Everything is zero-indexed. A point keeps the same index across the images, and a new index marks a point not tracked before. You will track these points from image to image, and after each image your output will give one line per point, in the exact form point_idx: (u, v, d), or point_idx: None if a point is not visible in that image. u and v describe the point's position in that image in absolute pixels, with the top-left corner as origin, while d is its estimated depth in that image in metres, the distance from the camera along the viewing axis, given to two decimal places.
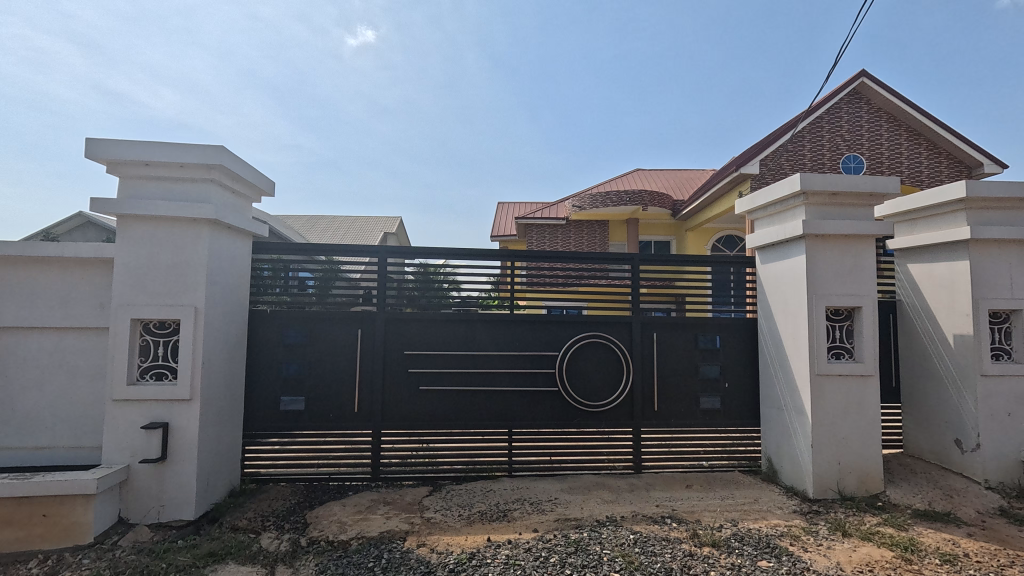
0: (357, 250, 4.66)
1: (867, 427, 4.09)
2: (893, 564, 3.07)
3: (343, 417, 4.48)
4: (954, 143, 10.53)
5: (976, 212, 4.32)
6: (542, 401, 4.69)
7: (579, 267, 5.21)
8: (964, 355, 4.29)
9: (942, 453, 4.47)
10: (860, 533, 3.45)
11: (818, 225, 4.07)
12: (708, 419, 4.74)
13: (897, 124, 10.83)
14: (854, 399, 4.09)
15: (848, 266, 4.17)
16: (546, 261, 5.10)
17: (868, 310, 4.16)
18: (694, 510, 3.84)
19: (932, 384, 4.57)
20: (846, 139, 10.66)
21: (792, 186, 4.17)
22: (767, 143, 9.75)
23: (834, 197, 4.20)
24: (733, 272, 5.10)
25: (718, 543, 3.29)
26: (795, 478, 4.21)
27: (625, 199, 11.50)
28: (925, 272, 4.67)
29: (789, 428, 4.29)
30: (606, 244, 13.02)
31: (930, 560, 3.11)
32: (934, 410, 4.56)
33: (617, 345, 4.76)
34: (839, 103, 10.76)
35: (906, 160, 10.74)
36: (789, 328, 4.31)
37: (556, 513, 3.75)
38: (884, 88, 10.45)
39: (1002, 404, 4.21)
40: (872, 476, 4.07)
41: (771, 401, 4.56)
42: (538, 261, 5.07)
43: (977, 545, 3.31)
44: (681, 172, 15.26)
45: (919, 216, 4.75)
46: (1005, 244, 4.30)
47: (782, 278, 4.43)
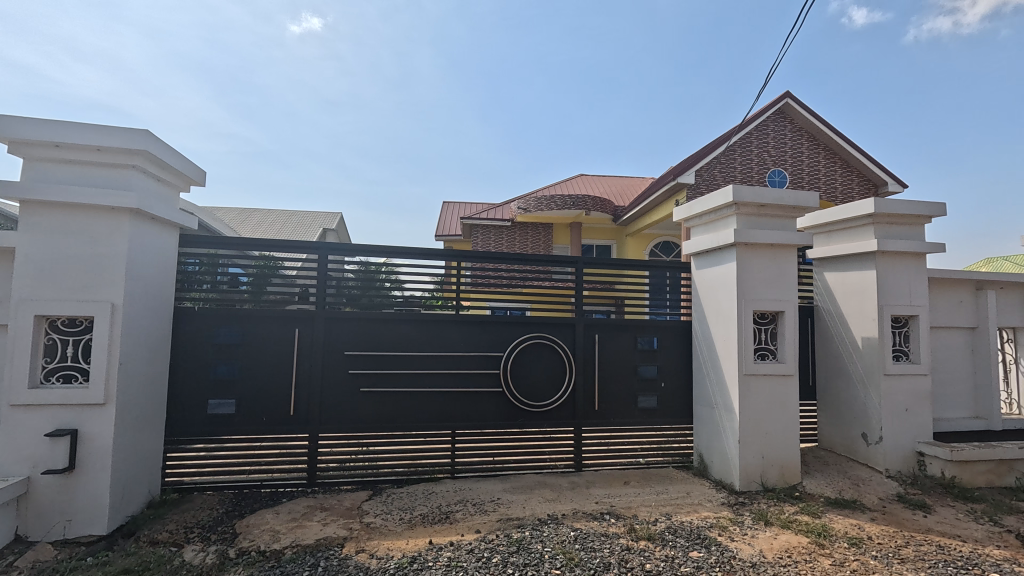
0: (295, 246, 4.45)
1: (788, 423, 4.41)
2: (808, 549, 3.33)
3: (278, 420, 4.28)
4: (864, 162, 11.55)
5: (883, 227, 4.76)
6: (486, 402, 4.69)
7: (523, 268, 5.24)
8: (870, 355, 4.72)
9: (851, 446, 4.89)
10: (780, 521, 3.72)
11: (748, 234, 4.35)
12: (645, 417, 4.93)
13: (817, 143, 11.74)
14: (777, 397, 4.39)
15: (773, 272, 4.47)
16: (492, 262, 5.10)
17: (790, 314, 4.47)
18: (632, 506, 3.98)
19: (844, 383, 4.99)
20: (772, 155, 11.43)
21: (726, 197, 4.43)
22: (704, 154, 10.31)
23: (762, 208, 4.49)
24: (669, 276, 5.29)
25: (653, 537, 3.43)
26: (722, 471, 4.48)
27: (569, 202, 11.65)
28: (838, 280, 5.09)
29: (719, 424, 4.54)
30: (550, 247, 13.24)
31: (840, 543, 3.40)
32: (844, 407, 4.98)
33: (560, 346, 4.84)
34: (767, 121, 11.50)
35: (823, 176, 11.67)
36: (721, 330, 4.55)
37: (498, 513, 3.76)
38: (806, 110, 11.29)
39: (902, 401, 4.66)
40: (791, 468, 4.39)
41: (702, 399, 4.81)
42: (484, 262, 5.06)
43: (879, 529, 3.66)
44: (622, 179, 15.78)
45: (834, 229, 5.16)
46: (905, 256, 4.77)
47: (714, 283, 4.68)
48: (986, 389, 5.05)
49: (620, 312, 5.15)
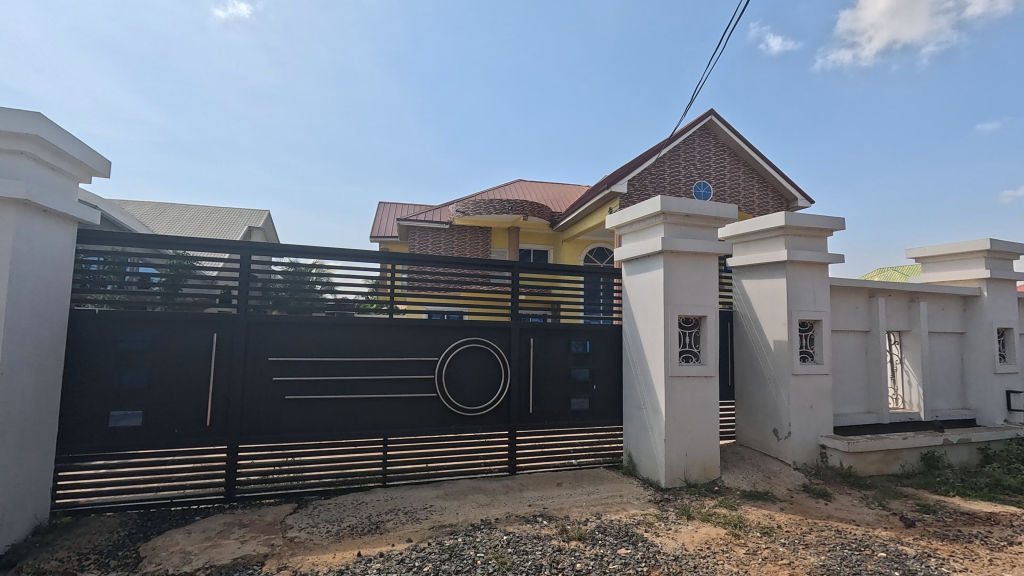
0: (214, 244, 4.16)
1: (708, 422, 4.67)
2: (725, 540, 3.54)
3: (191, 432, 3.97)
4: (777, 178, 12.51)
5: (792, 239, 5.18)
6: (420, 407, 4.61)
7: (460, 272, 5.21)
8: (781, 357, 5.10)
9: (764, 442, 5.25)
10: (701, 515, 3.93)
11: (674, 242, 4.58)
12: (578, 419, 5.04)
13: (737, 159, 12.58)
14: (699, 397, 4.65)
15: (697, 279, 4.73)
16: (428, 265, 5.03)
17: (711, 319, 4.75)
18: (563, 507, 4.06)
19: (758, 383, 5.36)
20: (698, 168, 12.13)
21: (654, 207, 4.65)
22: (636, 165, 10.77)
23: (687, 219, 4.75)
24: (603, 281, 5.46)
25: (583, 537, 3.51)
26: (649, 470, 4.67)
27: (507, 207, 11.73)
28: (754, 287, 5.47)
29: (646, 424, 4.74)
30: (488, 250, 13.27)
31: (753, 533, 3.65)
32: (758, 405, 5.35)
33: (495, 350, 4.85)
34: (693, 136, 12.17)
35: (742, 190, 12.52)
36: (649, 334, 4.75)
37: (430, 521, 3.71)
38: (727, 128, 12.05)
39: (807, 398, 5.08)
40: (711, 464, 4.66)
41: (632, 400, 4.99)
42: (420, 266, 4.98)
43: (787, 517, 3.96)
44: (559, 186, 16.11)
45: (750, 239, 5.55)
46: (811, 266, 5.21)
47: (643, 289, 4.89)
48: (877, 386, 5.60)
49: (555, 316, 5.24)
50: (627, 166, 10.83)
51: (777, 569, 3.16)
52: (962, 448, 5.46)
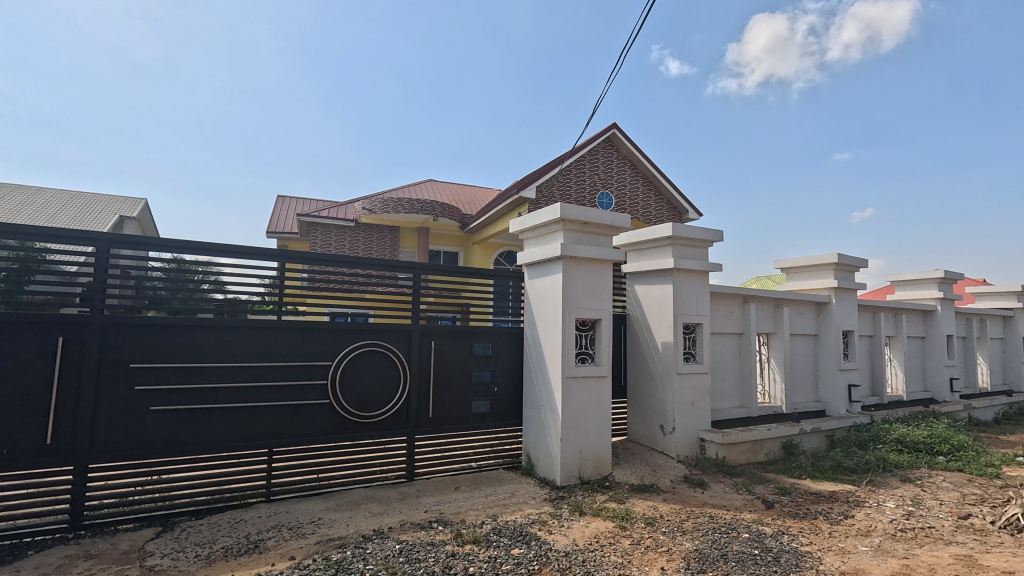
0: (64, 234, 3.63)
1: (601, 420, 4.90)
2: (612, 533, 3.73)
3: (26, 452, 3.42)
4: (672, 191, 13.50)
5: (678, 248, 5.60)
6: (311, 415, 4.35)
7: (369, 271, 5.00)
8: (667, 358, 5.49)
9: (652, 437, 5.62)
10: (592, 510, 4.11)
11: (572, 248, 4.75)
12: (478, 421, 5.05)
13: (636, 172, 13.39)
14: (593, 397, 4.86)
15: (593, 284, 4.95)
16: (332, 265, 4.76)
17: (605, 322, 4.99)
18: (460, 511, 4.03)
19: (648, 382, 5.73)
20: (601, 178, 12.74)
21: (554, 213, 4.80)
22: (544, 172, 11.07)
23: (585, 226, 4.95)
24: (512, 284, 5.51)
25: (478, 540, 3.51)
26: (546, 469, 4.79)
27: (416, 207, 11.50)
28: (645, 292, 5.84)
29: (544, 424, 4.86)
30: (396, 251, 12.90)
31: (638, 524, 3.88)
32: (647, 402, 5.71)
33: (394, 354, 4.72)
34: (598, 147, 12.75)
35: (640, 202, 13.35)
36: (548, 336, 4.88)
37: (317, 535, 3.50)
38: (628, 141, 12.78)
39: (689, 395, 5.51)
40: (603, 460, 4.88)
41: (531, 402, 5.09)
42: (325, 264, 4.71)
43: (668, 507, 4.26)
44: (470, 188, 16.12)
45: (643, 248, 5.92)
46: (694, 273, 5.67)
47: (543, 292, 5.02)
48: (747, 383, 6.22)
49: (464, 318, 5.31)
50: (536, 173, 11.11)
51: (657, 556, 3.38)
52: (814, 436, 6.24)
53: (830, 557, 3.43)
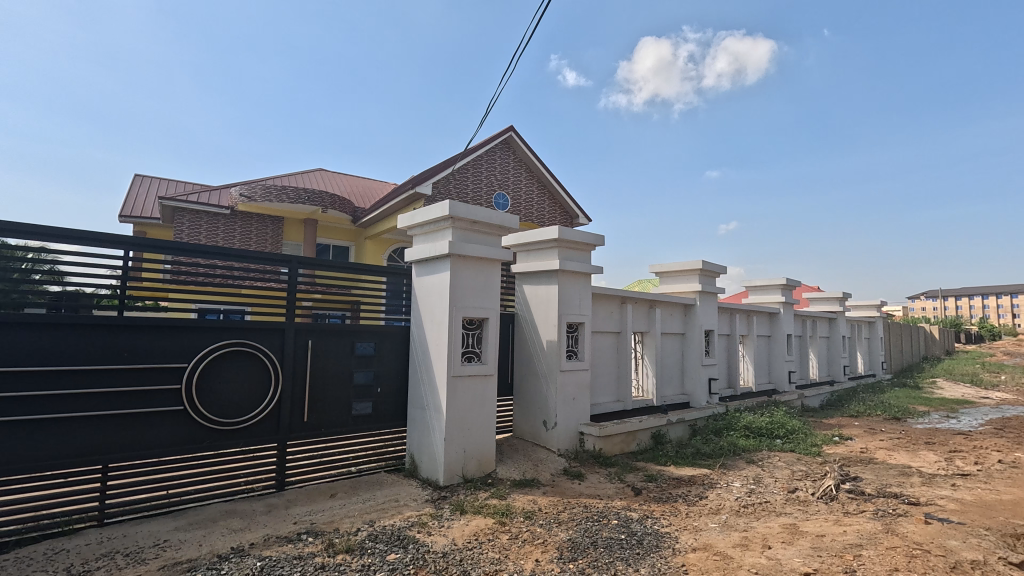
0: None
1: (486, 419, 4.94)
2: (491, 529, 3.76)
3: None
4: (564, 196, 14.06)
5: (564, 250, 5.83)
6: (161, 424, 3.85)
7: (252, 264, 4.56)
8: (551, 355, 5.69)
9: (536, 433, 5.79)
10: (473, 508, 4.11)
11: (460, 247, 4.73)
12: (359, 424, 4.83)
13: (532, 176, 13.75)
14: (478, 395, 4.88)
15: (480, 283, 4.97)
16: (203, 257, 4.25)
17: (492, 321, 5.04)
18: (334, 519, 3.82)
19: (533, 379, 5.89)
20: (497, 179, 12.90)
21: (443, 210, 4.74)
22: (441, 169, 10.95)
23: (474, 225, 4.96)
24: (406, 283, 5.36)
25: (352, 548, 3.35)
26: (429, 470, 4.72)
27: (303, 196, 10.74)
28: (532, 292, 6.00)
29: (428, 424, 4.78)
30: (279, 243, 11.90)
31: (517, 519, 3.96)
32: (531, 399, 5.87)
33: (265, 354, 4.33)
34: (495, 148, 12.88)
35: (535, 205, 13.74)
36: (434, 335, 4.81)
37: (161, 560, 3.10)
38: (525, 145, 13.07)
39: (571, 392, 5.76)
40: (487, 458, 4.93)
41: (416, 402, 4.98)
42: (194, 256, 4.21)
43: (547, 500, 4.41)
44: (364, 180, 15.44)
45: (531, 249, 6.08)
46: (578, 275, 5.93)
47: (430, 290, 4.93)
48: (624, 378, 6.67)
49: (354, 317, 5.07)
50: (433, 170, 10.95)
51: (533, 549, 3.48)
52: (679, 426, 6.86)
53: (685, 536, 3.78)
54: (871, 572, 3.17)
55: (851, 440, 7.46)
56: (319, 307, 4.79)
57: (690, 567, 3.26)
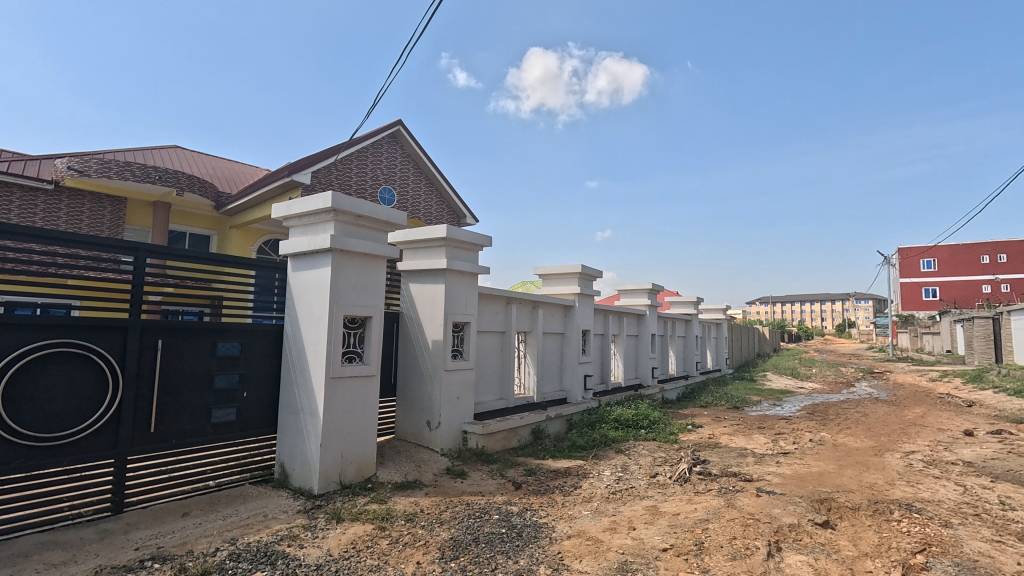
0: None
1: (367, 421, 4.75)
2: (371, 535, 3.63)
3: None
4: (452, 195, 14.03)
5: (452, 250, 5.82)
6: None
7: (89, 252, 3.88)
8: (436, 355, 5.64)
9: (418, 433, 5.71)
10: (350, 515, 3.93)
11: (343, 241, 4.49)
12: (220, 433, 4.35)
13: (419, 172, 13.51)
14: (359, 397, 4.67)
15: (364, 280, 4.77)
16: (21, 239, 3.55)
17: (376, 320, 4.86)
18: (186, 541, 3.40)
19: (417, 379, 5.80)
20: (383, 173, 12.46)
21: (325, 202, 4.47)
22: (322, 157, 10.29)
23: (359, 219, 4.75)
24: (278, 278, 4.95)
25: (209, 571, 3.00)
26: (302, 478, 4.42)
27: (153, 175, 9.36)
28: (419, 291, 5.90)
29: (302, 430, 4.47)
30: (120, 229, 10.20)
31: (398, 522, 3.86)
32: (415, 400, 5.78)
33: (101, 356, 3.72)
34: (382, 141, 12.42)
35: (422, 202, 13.52)
36: (312, 334, 4.51)
37: None
38: (413, 140, 12.79)
39: (455, 391, 5.77)
40: (367, 462, 4.74)
41: (288, 406, 4.62)
42: (7, 237, 3.49)
43: (429, 501, 4.36)
44: (230, 163, 13.93)
45: (418, 247, 5.98)
46: (465, 275, 5.96)
47: (308, 286, 4.62)
48: (506, 376, 6.85)
49: (216, 314, 4.56)
50: (312, 157, 10.24)
51: (413, 551, 3.42)
52: (557, 421, 7.22)
53: (561, 524, 3.99)
54: (715, 542, 3.62)
55: (700, 428, 8.46)
56: (172, 302, 4.20)
57: (565, 553, 3.45)
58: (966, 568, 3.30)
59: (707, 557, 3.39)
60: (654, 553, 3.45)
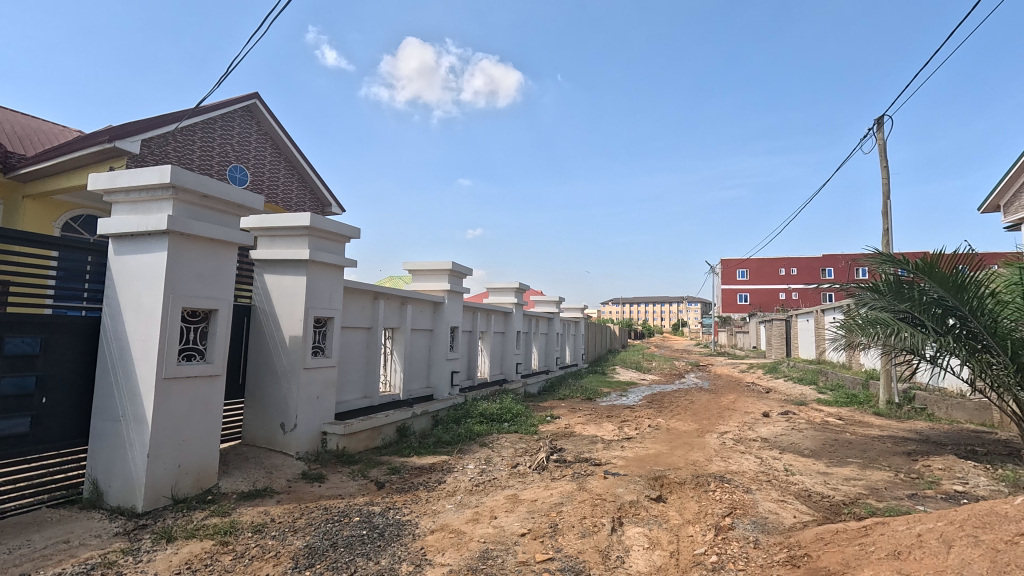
0: None
1: (208, 426, 4.25)
2: (211, 552, 3.27)
3: None
4: (315, 181, 13.11)
5: (315, 240, 5.46)
6: None
7: None
8: (294, 352, 5.25)
9: (270, 437, 5.26)
10: (185, 532, 3.49)
11: (183, 224, 3.96)
12: (4, 449, 3.54)
13: (278, 153, 12.38)
14: (199, 399, 4.16)
15: (210, 269, 4.26)
16: None
17: (222, 313, 4.37)
18: None
19: (271, 378, 5.34)
20: (235, 150, 11.16)
21: (162, 177, 3.90)
22: (156, 124, 8.89)
23: (204, 199, 4.23)
24: (91, 261, 4.14)
25: None
26: (123, 495, 3.81)
27: None
28: (275, 282, 5.43)
29: (124, 439, 3.85)
30: None
31: (244, 535, 3.53)
32: (267, 400, 5.31)
33: None
34: (233, 114, 11.11)
35: (280, 186, 12.40)
36: (140, 328, 3.90)
37: None
38: (271, 117, 11.67)
39: (315, 390, 5.42)
40: (207, 472, 4.24)
41: (105, 413, 3.94)
42: None
43: (281, 509, 4.05)
44: (23, 116, 11.27)
45: (276, 234, 5.51)
46: (329, 267, 5.63)
47: (137, 273, 3.98)
48: (371, 374, 6.62)
49: None
50: (141, 122, 8.78)
51: (262, 564, 3.16)
52: (423, 418, 7.18)
53: (424, 520, 4.00)
54: (568, 523, 3.93)
55: (558, 419, 9.05)
56: None
57: (428, 548, 3.47)
58: (759, 524, 4.04)
59: (561, 537, 3.66)
60: (513, 538, 3.63)
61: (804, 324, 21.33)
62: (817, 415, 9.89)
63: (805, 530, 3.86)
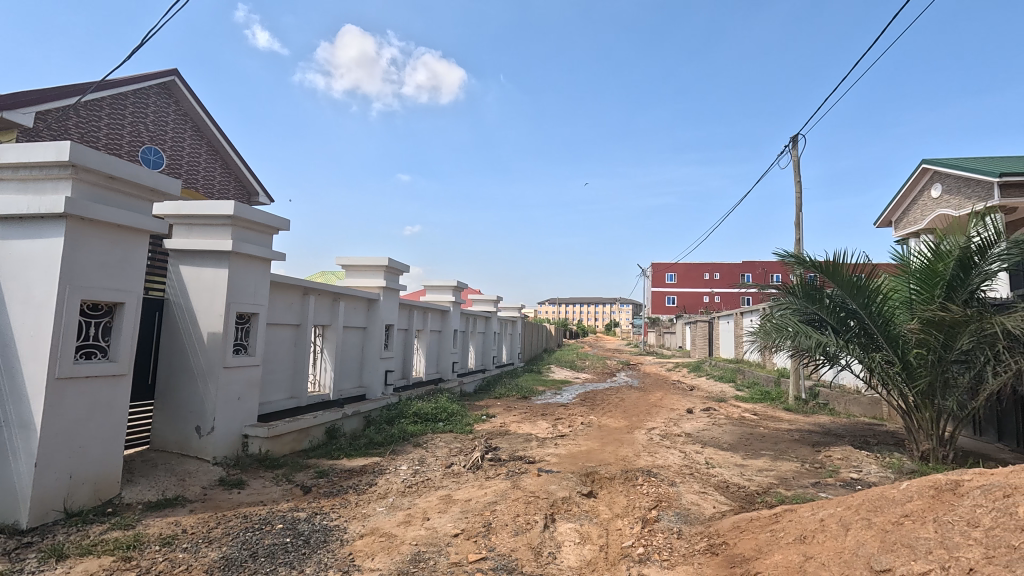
0: None
1: (110, 431, 3.85)
2: (110, 570, 2.96)
3: None
4: (241, 168, 12.34)
5: (239, 230, 5.12)
6: None
7: None
8: (213, 349, 4.89)
9: (183, 442, 4.87)
10: (80, 549, 3.15)
11: (84, 207, 3.57)
12: None
13: (199, 136, 11.53)
14: (100, 401, 3.77)
15: (116, 258, 3.87)
16: None
17: (130, 307, 3.98)
18: None
19: (185, 378, 4.94)
20: (150, 129, 10.25)
21: (60, 154, 3.50)
22: (55, 95, 8.02)
23: (110, 181, 3.84)
24: None
25: None
26: (3, 511, 3.38)
27: None
28: (192, 275, 5.04)
29: (6, 447, 3.41)
30: None
31: (150, 549, 3.23)
32: (181, 402, 4.91)
33: None
34: (148, 90, 10.21)
35: (202, 171, 11.55)
36: (29, 323, 3.48)
37: None
38: (193, 97, 10.85)
39: (235, 390, 5.07)
40: (107, 481, 3.85)
41: None
42: None
43: (194, 519, 3.76)
44: None
45: (194, 223, 5.10)
46: (255, 260, 5.30)
47: (25, 260, 3.54)
48: (299, 373, 6.30)
49: None
50: (37, 92, 7.89)
51: None
52: (354, 418, 6.93)
53: (353, 524, 3.86)
54: (502, 521, 3.94)
55: (493, 418, 9.07)
56: None
57: (356, 553, 3.34)
58: (682, 515, 4.24)
59: (494, 536, 3.66)
60: (446, 539, 3.59)
61: (724, 325, 22.75)
62: (735, 410, 10.58)
63: (723, 519, 4.10)
